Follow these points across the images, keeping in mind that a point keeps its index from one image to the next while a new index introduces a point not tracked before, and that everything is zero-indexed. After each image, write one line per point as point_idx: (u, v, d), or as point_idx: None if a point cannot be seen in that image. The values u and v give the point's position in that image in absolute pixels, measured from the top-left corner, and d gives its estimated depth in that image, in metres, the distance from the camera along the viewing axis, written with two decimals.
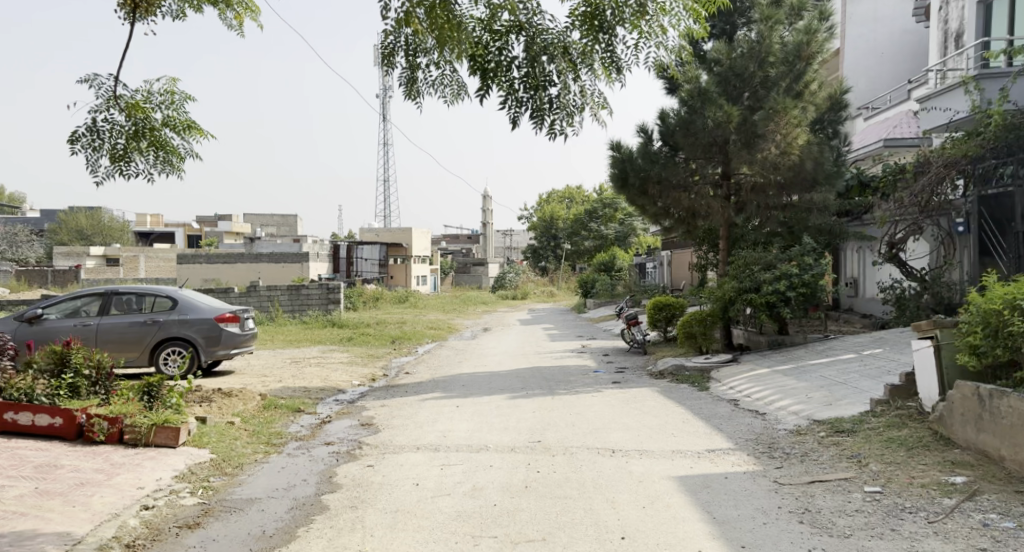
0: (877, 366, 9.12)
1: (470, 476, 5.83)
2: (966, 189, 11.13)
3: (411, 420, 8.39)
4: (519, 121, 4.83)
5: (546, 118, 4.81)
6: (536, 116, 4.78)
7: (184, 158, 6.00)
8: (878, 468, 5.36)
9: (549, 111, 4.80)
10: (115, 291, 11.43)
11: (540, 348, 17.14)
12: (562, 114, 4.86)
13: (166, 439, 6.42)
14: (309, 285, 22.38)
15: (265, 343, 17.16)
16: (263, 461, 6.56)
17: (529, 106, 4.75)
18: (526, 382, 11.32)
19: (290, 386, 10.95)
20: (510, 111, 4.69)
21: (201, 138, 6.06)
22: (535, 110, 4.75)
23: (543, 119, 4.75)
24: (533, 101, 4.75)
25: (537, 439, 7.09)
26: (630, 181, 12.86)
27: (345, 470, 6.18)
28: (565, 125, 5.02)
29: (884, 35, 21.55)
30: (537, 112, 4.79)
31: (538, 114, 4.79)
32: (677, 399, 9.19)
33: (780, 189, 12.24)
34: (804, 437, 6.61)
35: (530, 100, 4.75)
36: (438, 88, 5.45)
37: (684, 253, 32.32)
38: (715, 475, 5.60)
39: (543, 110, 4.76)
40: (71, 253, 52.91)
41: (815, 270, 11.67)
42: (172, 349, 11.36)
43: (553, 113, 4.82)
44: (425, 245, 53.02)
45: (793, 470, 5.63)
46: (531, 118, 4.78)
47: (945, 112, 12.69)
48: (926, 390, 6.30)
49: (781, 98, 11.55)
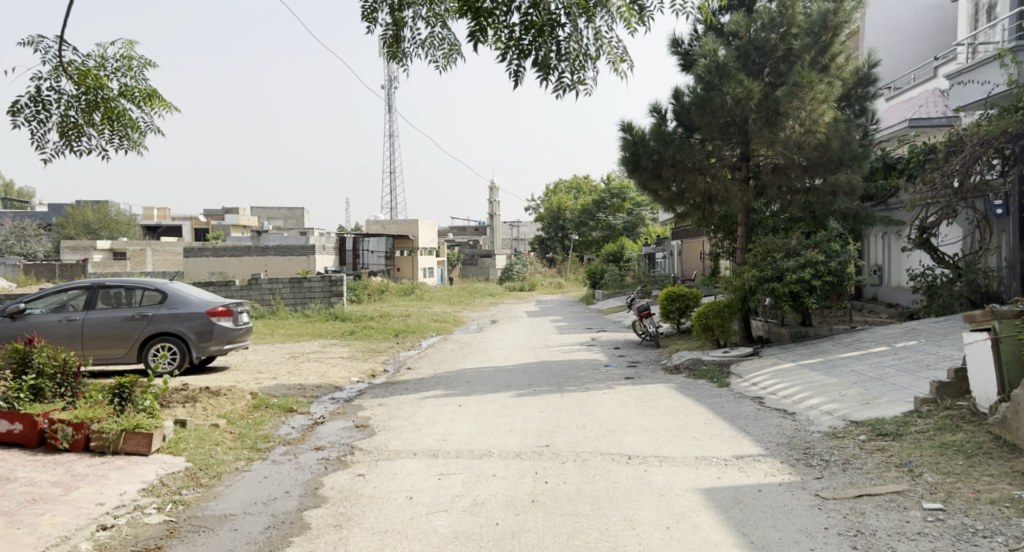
0: (914, 360, 8.45)
1: (471, 488, 5.22)
2: (1004, 169, 10.72)
3: (410, 420, 7.78)
4: (522, 72, 4.46)
5: (552, 74, 4.50)
6: (540, 66, 4.38)
7: (143, 131, 5.57)
8: (936, 481, 4.68)
9: (555, 63, 4.43)
10: (102, 284, 10.82)
11: (548, 342, 16.50)
12: (568, 64, 4.57)
13: (136, 446, 5.80)
14: (311, 278, 21.75)
15: (264, 337, 16.59)
16: (244, 469, 5.95)
17: (532, 56, 4.34)
18: (534, 378, 10.70)
19: (285, 382, 10.36)
20: (509, 65, 4.32)
21: (164, 110, 5.57)
22: (540, 63, 4.38)
23: (549, 70, 4.35)
24: (538, 50, 4.34)
25: (545, 444, 6.47)
26: (642, 164, 12.11)
27: (333, 480, 5.56)
28: (573, 76, 4.77)
29: (907, 10, 20.78)
30: (541, 61, 4.38)
31: (542, 67, 4.42)
32: (696, 397, 8.53)
33: (803, 171, 11.54)
34: (843, 441, 5.94)
35: (533, 48, 4.32)
36: (428, 48, 5.25)
37: (695, 242, 31.66)
38: (748, 487, 4.95)
39: (551, 64, 4.40)
40: (78, 247, 52.45)
41: (842, 257, 10.99)
42: (161, 345, 10.76)
43: (561, 61, 4.47)
44: (431, 238, 52.52)
45: (836, 481, 4.98)
46: (535, 68, 4.39)
47: (983, 86, 12.04)
48: (982, 388, 5.62)
49: (806, 72, 10.79)
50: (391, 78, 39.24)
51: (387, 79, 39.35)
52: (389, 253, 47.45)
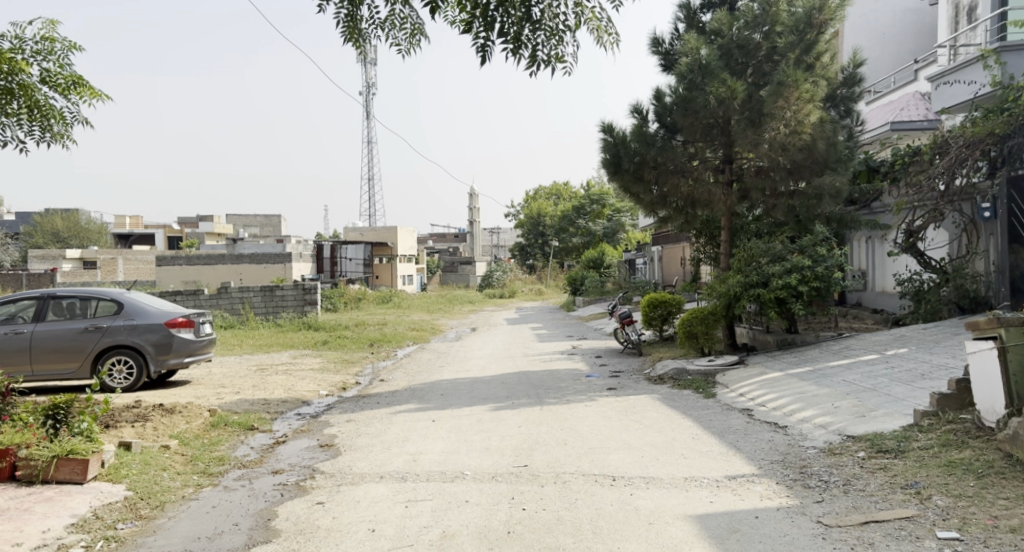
0: (908, 369, 8.09)
1: (440, 517, 4.73)
2: (991, 173, 10.55)
3: (379, 438, 7.28)
4: (490, 47, 4.08)
5: (524, 47, 4.12)
6: (510, 41, 4.03)
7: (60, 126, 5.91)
8: (947, 505, 4.29)
9: (528, 34, 4.06)
10: (54, 294, 10.20)
11: (528, 350, 16.02)
12: (543, 35, 4.20)
13: (69, 475, 5.24)
14: (283, 287, 21.07)
15: (233, 348, 15.95)
16: (192, 497, 5.41)
17: (501, 27, 3.97)
18: (513, 390, 10.21)
19: (249, 397, 9.79)
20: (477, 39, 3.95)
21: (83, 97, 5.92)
22: (510, 34, 4.01)
23: (521, 42, 4.00)
24: (505, 20, 3.97)
25: (523, 464, 6.01)
26: (623, 166, 11.72)
27: (286, 510, 5.05)
28: (549, 52, 4.40)
29: (886, 15, 20.82)
30: (512, 34, 4.02)
31: (512, 40, 4.06)
32: (682, 410, 8.11)
33: (789, 173, 11.20)
34: (841, 459, 5.53)
35: (501, 17, 3.96)
36: (390, 29, 4.78)
37: (675, 248, 31.46)
38: (744, 514, 4.51)
39: (522, 34, 4.03)
40: (46, 256, 50.98)
41: (828, 262, 10.69)
42: (116, 359, 10.17)
43: (536, 31, 4.11)
44: (411, 244, 51.91)
45: (838, 505, 4.56)
46: (504, 43, 4.03)
47: (969, 87, 11.79)
48: (987, 401, 5.25)
49: (791, 70, 10.48)
50: (370, 84, 38.85)
51: (364, 83, 38.92)
52: (367, 260, 46.73)
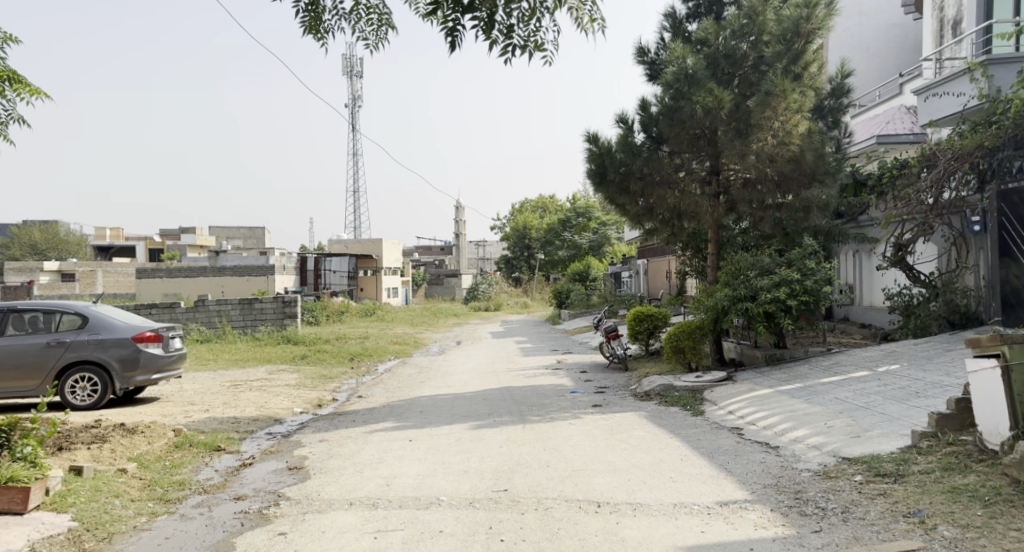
0: (902, 386, 7.83)
1: (411, 549, 4.38)
2: (980, 186, 10.38)
3: (352, 460, 6.91)
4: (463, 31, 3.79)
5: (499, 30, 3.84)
6: (483, 24, 3.76)
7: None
8: (954, 536, 3.99)
9: (503, 16, 3.79)
10: (16, 307, 9.76)
11: (512, 365, 15.69)
12: (519, 16, 3.93)
13: (7, 504, 4.84)
14: (262, 299, 20.61)
15: (208, 362, 15.51)
16: (144, 527, 5.02)
17: (473, 9, 3.70)
18: (495, 407, 9.85)
19: (218, 415, 9.38)
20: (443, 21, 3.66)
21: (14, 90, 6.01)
22: (482, 16, 3.74)
23: (495, 25, 3.73)
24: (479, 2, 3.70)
25: (502, 488, 5.67)
26: (608, 176, 11.46)
27: (245, 542, 4.67)
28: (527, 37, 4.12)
29: (870, 30, 20.85)
30: (484, 17, 3.75)
31: (486, 23, 3.78)
32: (670, 429, 7.79)
33: (777, 185, 10.97)
34: (838, 483, 5.24)
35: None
36: (355, 20, 4.48)
37: (661, 260, 31.19)
38: (738, 545, 4.19)
39: (496, 15, 3.76)
40: (25, 268, 50.14)
41: (818, 275, 10.45)
42: (79, 375, 9.72)
43: (511, 13, 3.83)
44: (396, 257, 51.48)
45: (837, 536, 4.26)
46: (478, 26, 3.75)
47: (956, 99, 11.64)
48: (989, 422, 4.98)
49: (778, 79, 10.29)
50: (356, 96, 38.59)
51: (351, 95, 38.64)
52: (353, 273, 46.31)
